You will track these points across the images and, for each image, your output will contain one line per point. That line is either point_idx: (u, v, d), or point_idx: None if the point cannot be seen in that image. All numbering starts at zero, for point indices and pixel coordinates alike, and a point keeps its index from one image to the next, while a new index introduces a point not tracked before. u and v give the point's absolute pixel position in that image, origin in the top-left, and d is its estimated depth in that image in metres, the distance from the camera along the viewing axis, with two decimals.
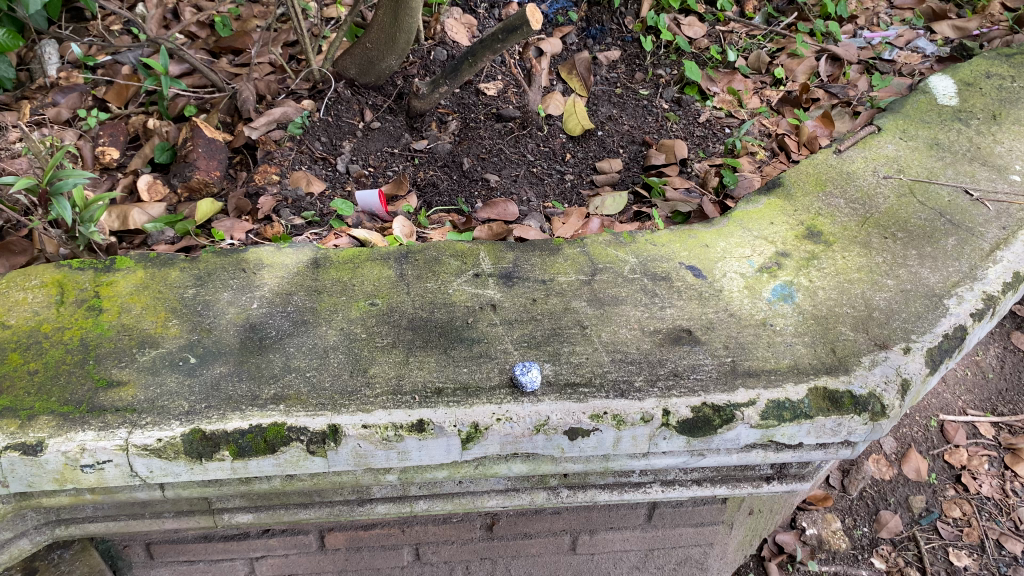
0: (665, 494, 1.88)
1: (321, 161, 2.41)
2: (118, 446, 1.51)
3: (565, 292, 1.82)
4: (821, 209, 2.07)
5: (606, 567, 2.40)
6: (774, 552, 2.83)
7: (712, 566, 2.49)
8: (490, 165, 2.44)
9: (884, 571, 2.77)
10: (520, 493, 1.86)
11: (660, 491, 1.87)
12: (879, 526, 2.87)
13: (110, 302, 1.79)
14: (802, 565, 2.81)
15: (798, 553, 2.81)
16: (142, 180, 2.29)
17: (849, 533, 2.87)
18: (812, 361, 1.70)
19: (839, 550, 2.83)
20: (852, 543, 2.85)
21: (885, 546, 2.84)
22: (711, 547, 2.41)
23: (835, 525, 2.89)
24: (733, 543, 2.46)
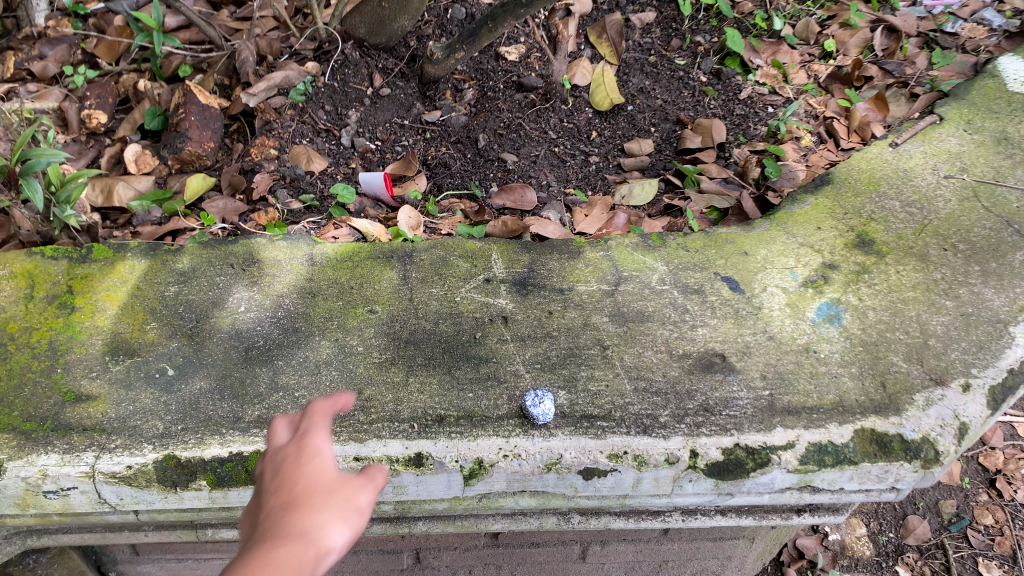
0: (685, 523, 1.70)
1: (325, 134, 2.21)
2: (83, 473, 1.37)
3: (584, 305, 1.64)
4: (874, 212, 1.86)
5: None
6: (794, 556, 2.54)
7: None
8: (508, 142, 2.23)
9: None
10: (528, 518, 1.70)
11: (680, 520, 1.69)
12: (907, 532, 2.55)
13: (83, 299, 1.63)
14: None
15: (821, 563, 2.47)
16: (129, 150, 2.10)
17: (875, 539, 2.57)
18: (859, 398, 1.52)
19: (861, 557, 2.54)
20: (877, 549, 2.56)
21: (912, 554, 2.52)
22: (729, 559, 2.26)
23: (858, 530, 2.59)
24: (752, 554, 2.27)
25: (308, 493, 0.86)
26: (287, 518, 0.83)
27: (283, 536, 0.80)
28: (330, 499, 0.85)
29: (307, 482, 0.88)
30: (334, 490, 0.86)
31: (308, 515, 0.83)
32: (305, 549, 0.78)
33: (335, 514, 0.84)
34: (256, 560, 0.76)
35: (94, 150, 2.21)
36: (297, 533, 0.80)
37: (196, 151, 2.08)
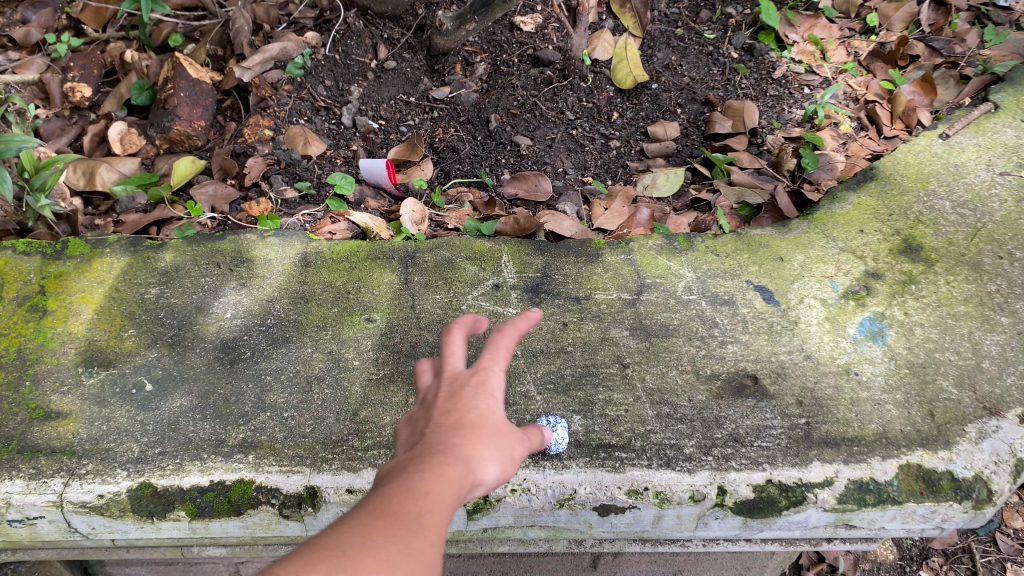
0: (706, 548, 1.51)
1: (325, 112, 2.04)
2: (50, 502, 1.25)
3: (602, 317, 1.50)
4: (922, 214, 1.69)
5: None
6: (813, 558, 2.19)
7: None
8: (522, 123, 2.04)
9: None
10: (536, 541, 1.51)
11: (700, 546, 1.50)
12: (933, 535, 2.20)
13: (56, 301, 1.49)
14: None
15: (840, 564, 2.15)
16: (113, 129, 1.95)
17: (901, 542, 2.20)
18: (905, 429, 1.37)
19: (885, 561, 2.18)
20: (901, 553, 2.20)
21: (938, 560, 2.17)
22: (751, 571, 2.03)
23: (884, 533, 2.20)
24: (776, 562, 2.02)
25: (477, 423, 0.83)
26: (451, 439, 0.80)
27: (451, 455, 0.77)
28: (492, 438, 0.83)
29: (478, 412, 0.85)
30: (497, 433, 0.84)
31: (475, 445, 0.80)
32: (469, 479, 0.76)
33: (495, 456, 0.81)
34: (422, 470, 0.73)
35: (77, 126, 2.05)
36: (464, 456, 0.78)
37: (185, 130, 1.93)
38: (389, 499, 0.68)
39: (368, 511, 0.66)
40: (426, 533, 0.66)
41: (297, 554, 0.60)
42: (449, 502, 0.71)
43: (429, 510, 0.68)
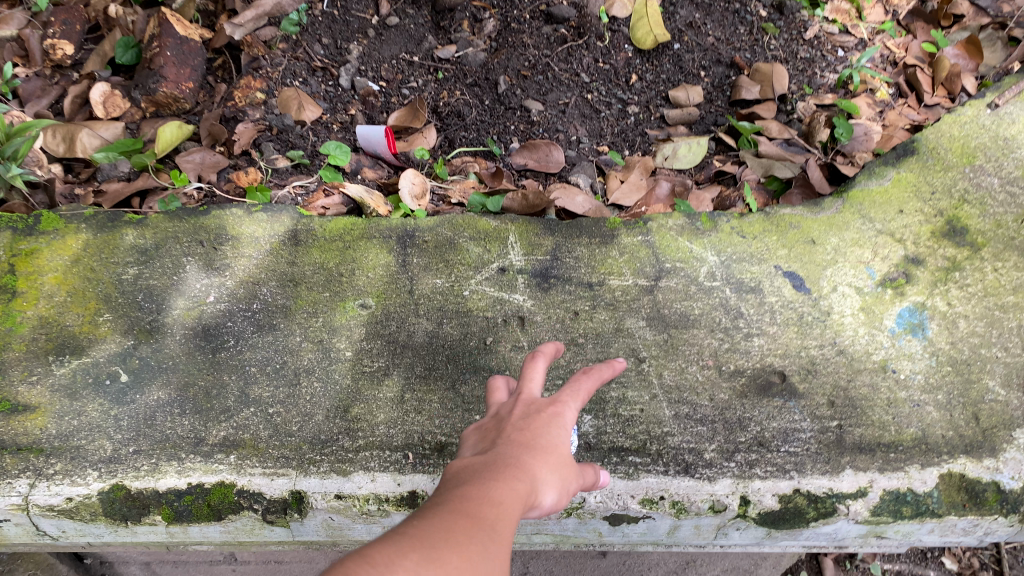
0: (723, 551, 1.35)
1: (321, 72, 1.89)
2: (15, 505, 1.15)
3: (617, 304, 1.38)
4: (967, 192, 1.56)
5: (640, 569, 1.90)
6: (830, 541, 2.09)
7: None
8: (534, 85, 1.90)
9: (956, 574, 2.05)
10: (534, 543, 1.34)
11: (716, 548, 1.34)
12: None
13: (26, 282, 1.38)
14: (862, 563, 2.07)
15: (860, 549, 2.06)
16: (95, 91, 1.82)
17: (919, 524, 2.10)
18: (947, 433, 1.25)
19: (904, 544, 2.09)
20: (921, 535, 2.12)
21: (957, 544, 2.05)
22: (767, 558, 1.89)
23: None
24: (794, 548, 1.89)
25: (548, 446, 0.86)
26: (521, 457, 0.83)
27: (521, 471, 0.80)
28: (557, 465, 0.85)
29: (551, 436, 0.88)
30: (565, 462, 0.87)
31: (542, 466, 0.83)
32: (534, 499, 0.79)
33: (557, 483, 0.84)
34: (494, 482, 0.76)
35: (58, 87, 1.92)
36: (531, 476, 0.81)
37: (172, 92, 1.79)
38: (467, 504, 0.71)
39: (449, 511, 0.69)
40: (501, 539, 0.68)
41: (387, 537, 0.63)
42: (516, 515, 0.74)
43: (500, 520, 0.70)
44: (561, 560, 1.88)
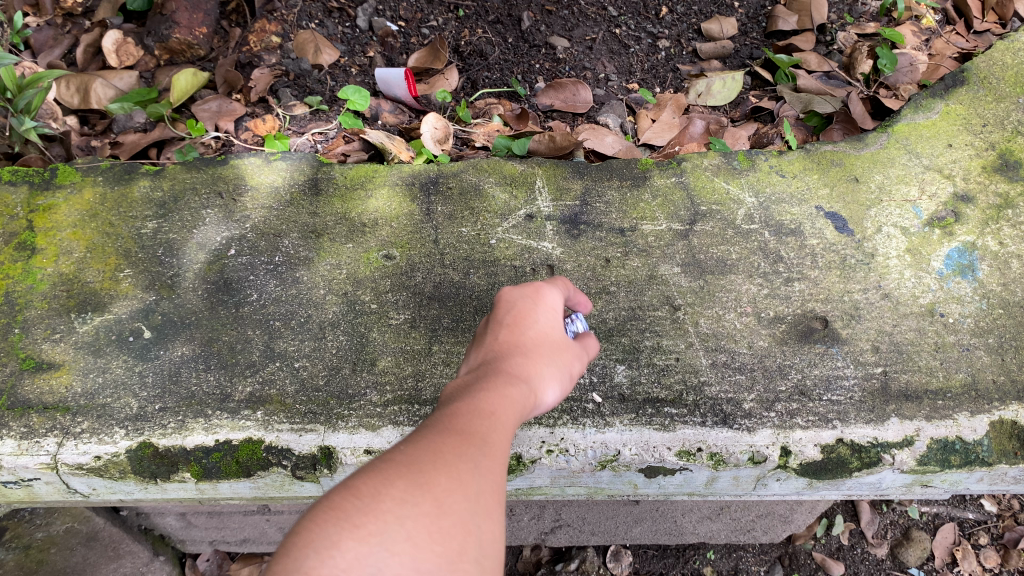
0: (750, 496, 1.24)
1: (337, 13, 1.80)
2: (44, 464, 1.14)
3: (649, 251, 1.33)
4: (1021, 123, 1.47)
5: (674, 515, 1.89)
6: None
7: (798, 518, 1.91)
8: (559, 21, 1.82)
9: (995, 516, 2.08)
10: (548, 488, 1.26)
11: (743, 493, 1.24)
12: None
13: (45, 238, 1.35)
14: (900, 508, 2.06)
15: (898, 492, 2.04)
16: (108, 39, 1.75)
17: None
18: (997, 379, 1.20)
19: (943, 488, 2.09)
20: None
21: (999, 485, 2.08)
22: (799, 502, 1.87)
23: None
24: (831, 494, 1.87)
25: (537, 339, 0.90)
26: (514, 357, 0.86)
27: (515, 376, 0.83)
28: (552, 361, 0.89)
29: (539, 328, 0.92)
30: (557, 349, 0.91)
31: (536, 363, 0.87)
32: (532, 399, 0.83)
33: (553, 377, 0.88)
34: (487, 388, 0.79)
35: (70, 36, 1.86)
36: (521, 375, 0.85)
37: (185, 39, 1.73)
38: (459, 420, 0.72)
39: (441, 429, 0.70)
40: (491, 452, 0.70)
41: (374, 467, 0.64)
42: (512, 424, 0.76)
43: (491, 431, 0.72)
44: (594, 508, 1.87)
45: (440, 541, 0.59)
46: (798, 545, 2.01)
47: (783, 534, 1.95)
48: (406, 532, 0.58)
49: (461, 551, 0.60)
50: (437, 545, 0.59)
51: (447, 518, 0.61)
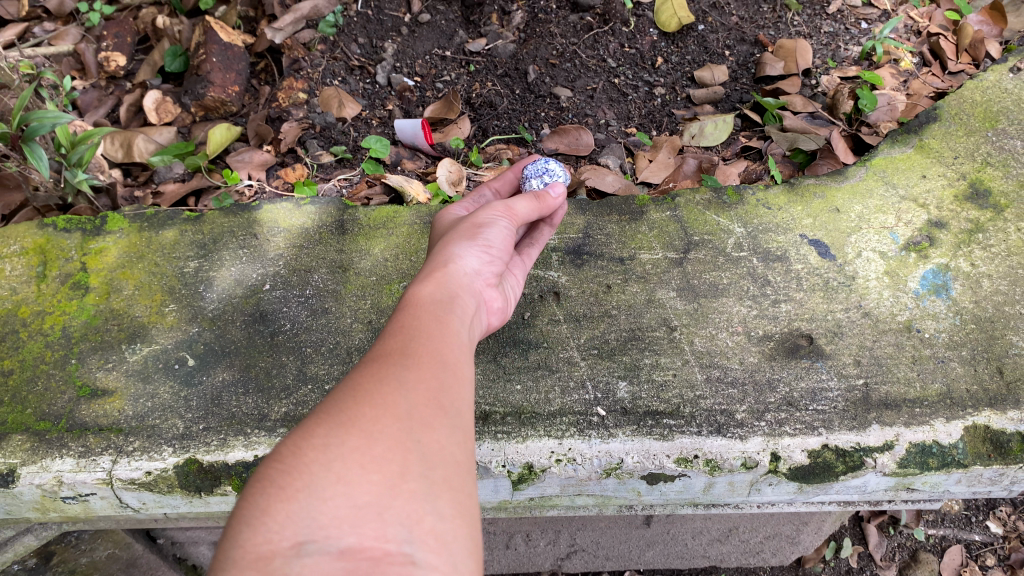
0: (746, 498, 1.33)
1: (359, 71, 1.98)
2: (100, 480, 1.26)
3: (647, 277, 1.45)
4: (991, 154, 1.59)
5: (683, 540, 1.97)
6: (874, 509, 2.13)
7: (804, 540, 1.99)
8: (562, 73, 1.97)
9: (1003, 538, 2.08)
10: (559, 497, 1.37)
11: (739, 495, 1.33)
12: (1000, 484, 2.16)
13: (97, 278, 1.49)
14: (907, 530, 2.11)
15: (903, 514, 2.11)
16: (148, 98, 1.92)
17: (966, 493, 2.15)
18: (970, 388, 1.30)
19: (949, 511, 2.14)
20: (966, 502, 2.15)
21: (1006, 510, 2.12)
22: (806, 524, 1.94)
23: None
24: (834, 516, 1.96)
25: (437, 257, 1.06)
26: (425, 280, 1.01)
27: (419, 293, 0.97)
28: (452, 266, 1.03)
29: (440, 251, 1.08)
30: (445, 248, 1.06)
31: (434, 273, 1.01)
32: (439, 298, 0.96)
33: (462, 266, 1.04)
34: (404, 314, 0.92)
35: (113, 97, 2.04)
36: (437, 288, 0.98)
37: (219, 97, 1.89)
38: (376, 350, 0.84)
39: (359, 371, 0.80)
40: (409, 364, 0.81)
41: (302, 427, 0.73)
42: (422, 329, 0.88)
43: (401, 342, 0.84)
44: (607, 532, 1.96)
45: (374, 470, 0.68)
46: (807, 568, 2.07)
47: (792, 556, 2.01)
48: (335, 473, 0.67)
49: (400, 474, 0.69)
50: (373, 472, 0.68)
51: (376, 444, 0.70)
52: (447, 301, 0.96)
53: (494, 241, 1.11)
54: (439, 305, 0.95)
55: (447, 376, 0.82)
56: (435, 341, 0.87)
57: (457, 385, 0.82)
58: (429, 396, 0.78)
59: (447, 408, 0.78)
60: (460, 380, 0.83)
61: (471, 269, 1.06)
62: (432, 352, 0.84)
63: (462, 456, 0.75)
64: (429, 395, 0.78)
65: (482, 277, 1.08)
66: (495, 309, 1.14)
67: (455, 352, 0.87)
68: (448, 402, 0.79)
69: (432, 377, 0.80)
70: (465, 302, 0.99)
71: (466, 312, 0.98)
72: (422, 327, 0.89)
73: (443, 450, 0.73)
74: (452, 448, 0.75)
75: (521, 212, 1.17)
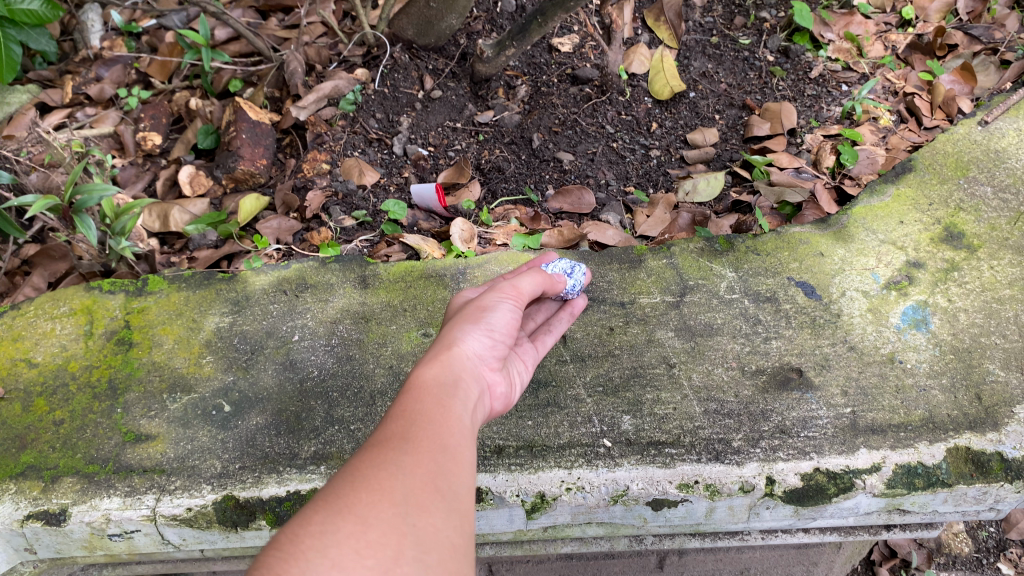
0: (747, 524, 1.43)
1: (377, 143, 2.14)
2: (144, 516, 1.36)
3: (647, 319, 1.56)
4: (963, 201, 1.72)
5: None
6: (885, 555, 2.16)
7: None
8: (564, 139, 2.13)
9: None
10: (569, 527, 1.46)
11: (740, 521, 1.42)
12: (1010, 526, 2.17)
13: (140, 334, 1.62)
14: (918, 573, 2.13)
15: (915, 558, 2.12)
16: (183, 173, 2.10)
17: (974, 536, 2.17)
18: (951, 413, 1.39)
19: (960, 554, 2.16)
20: (977, 546, 2.16)
21: (1016, 550, 2.13)
22: (816, 566, 1.97)
23: (957, 525, 2.19)
24: (842, 557, 1.99)
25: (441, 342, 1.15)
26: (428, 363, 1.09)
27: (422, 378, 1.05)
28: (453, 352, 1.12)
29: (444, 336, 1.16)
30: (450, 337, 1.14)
31: (437, 358, 1.10)
32: (442, 387, 1.04)
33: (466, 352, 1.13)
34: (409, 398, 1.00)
35: (150, 172, 2.21)
36: (441, 371, 1.06)
37: (249, 169, 2.05)
38: (376, 437, 0.92)
39: (361, 455, 0.89)
40: (409, 455, 0.89)
41: (303, 511, 0.81)
42: (423, 419, 0.96)
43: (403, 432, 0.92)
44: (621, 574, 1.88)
45: (369, 555, 0.77)
46: None
47: None
48: (332, 559, 0.75)
49: (394, 558, 0.77)
50: (369, 558, 0.76)
51: (371, 532, 0.79)
52: (450, 385, 1.05)
53: (496, 325, 1.20)
54: (442, 389, 1.03)
55: (445, 461, 0.91)
56: (436, 427, 0.95)
57: (455, 469, 0.91)
58: (427, 480, 0.87)
59: (444, 492, 0.87)
60: (458, 463, 0.92)
61: (475, 351, 1.15)
62: (431, 438, 0.93)
63: (455, 537, 0.84)
64: (426, 480, 0.87)
65: (484, 361, 1.17)
66: (500, 394, 1.21)
67: (455, 437, 0.96)
68: (446, 486, 0.88)
69: (431, 463, 0.89)
70: (467, 386, 1.08)
71: (468, 396, 1.06)
72: (424, 412, 0.97)
73: (437, 533, 0.83)
74: (447, 531, 0.84)
75: (526, 289, 1.28)
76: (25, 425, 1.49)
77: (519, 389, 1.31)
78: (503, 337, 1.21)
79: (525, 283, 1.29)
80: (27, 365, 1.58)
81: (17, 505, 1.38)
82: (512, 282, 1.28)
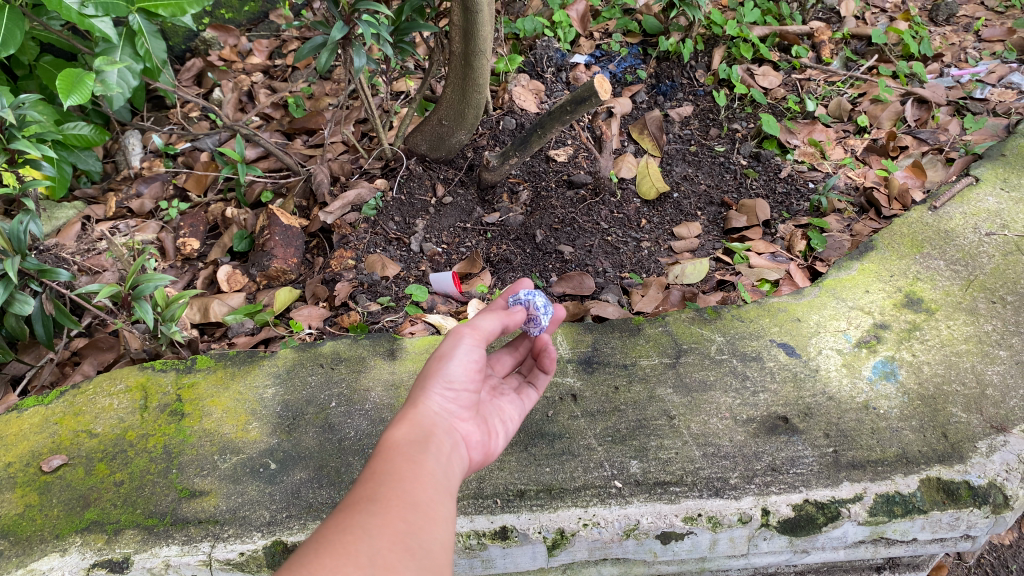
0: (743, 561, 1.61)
1: (396, 242, 2.37)
2: (201, 561, 1.50)
3: (648, 378, 1.75)
4: (920, 272, 1.96)
5: None
6: None
7: None
8: (564, 235, 2.38)
9: None
10: (586, 568, 1.64)
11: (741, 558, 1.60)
12: None
13: (191, 406, 1.80)
14: None
15: None
16: (221, 271, 2.32)
17: None
18: (922, 449, 1.57)
19: None
20: None
21: None
22: None
23: None
24: None
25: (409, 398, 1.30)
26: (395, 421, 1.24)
27: (391, 441, 1.18)
28: (410, 409, 1.27)
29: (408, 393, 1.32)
30: (412, 396, 1.30)
31: (401, 417, 1.25)
32: (410, 451, 1.16)
33: (423, 405, 1.27)
34: (377, 463, 1.12)
35: (189, 272, 2.44)
36: (410, 431, 1.21)
37: (281, 266, 2.28)
38: (344, 503, 1.04)
39: (334, 518, 1.01)
40: (372, 520, 1.00)
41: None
42: (388, 482, 1.08)
43: (364, 502, 1.03)
44: None
45: None
46: None
47: None
48: None
49: None
50: None
51: None
52: (419, 445, 1.18)
53: (454, 376, 1.34)
54: (412, 447, 1.17)
55: (414, 517, 1.03)
56: (402, 488, 1.07)
57: (421, 526, 1.03)
58: (395, 539, 0.98)
59: (413, 549, 0.99)
60: (430, 518, 1.05)
61: (437, 405, 1.29)
62: (397, 497, 1.05)
63: None
64: (394, 539, 0.98)
65: (451, 413, 1.32)
66: (476, 442, 1.36)
67: (425, 494, 1.08)
68: (414, 543, 1.00)
69: (400, 521, 1.01)
70: (437, 439, 1.22)
71: (437, 450, 1.20)
72: (393, 474, 1.09)
73: None
74: None
75: (481, 335, 1.39)
76: (88, 486, 1.64)
77: (500, 442, 1.45)
78: (462, 387, 1.34)
79: (484, 330, 1.41)
80: (88, 435, 1.74)
81: (83, 555, 1.51)
82: (471, 328, 1.40)
